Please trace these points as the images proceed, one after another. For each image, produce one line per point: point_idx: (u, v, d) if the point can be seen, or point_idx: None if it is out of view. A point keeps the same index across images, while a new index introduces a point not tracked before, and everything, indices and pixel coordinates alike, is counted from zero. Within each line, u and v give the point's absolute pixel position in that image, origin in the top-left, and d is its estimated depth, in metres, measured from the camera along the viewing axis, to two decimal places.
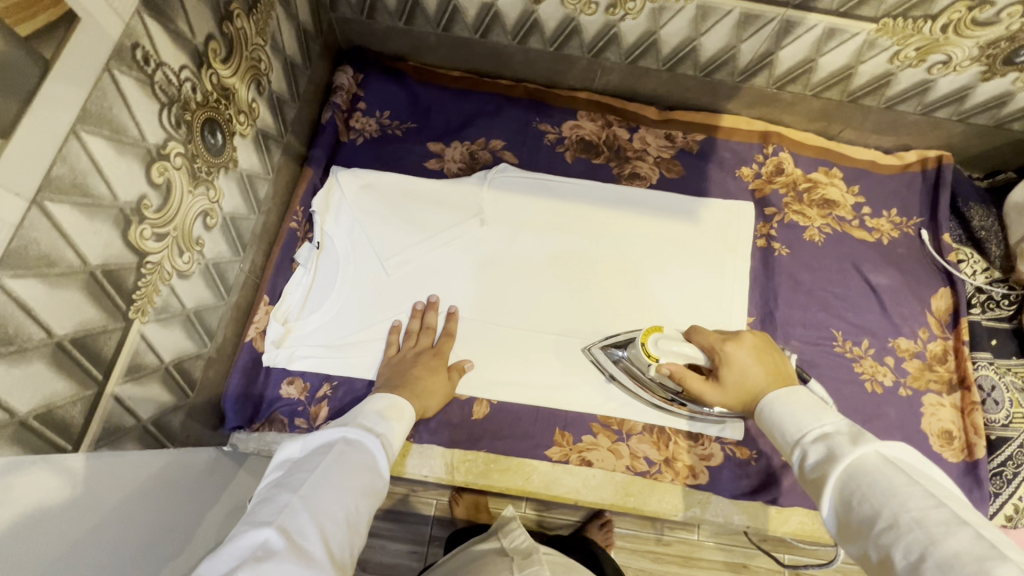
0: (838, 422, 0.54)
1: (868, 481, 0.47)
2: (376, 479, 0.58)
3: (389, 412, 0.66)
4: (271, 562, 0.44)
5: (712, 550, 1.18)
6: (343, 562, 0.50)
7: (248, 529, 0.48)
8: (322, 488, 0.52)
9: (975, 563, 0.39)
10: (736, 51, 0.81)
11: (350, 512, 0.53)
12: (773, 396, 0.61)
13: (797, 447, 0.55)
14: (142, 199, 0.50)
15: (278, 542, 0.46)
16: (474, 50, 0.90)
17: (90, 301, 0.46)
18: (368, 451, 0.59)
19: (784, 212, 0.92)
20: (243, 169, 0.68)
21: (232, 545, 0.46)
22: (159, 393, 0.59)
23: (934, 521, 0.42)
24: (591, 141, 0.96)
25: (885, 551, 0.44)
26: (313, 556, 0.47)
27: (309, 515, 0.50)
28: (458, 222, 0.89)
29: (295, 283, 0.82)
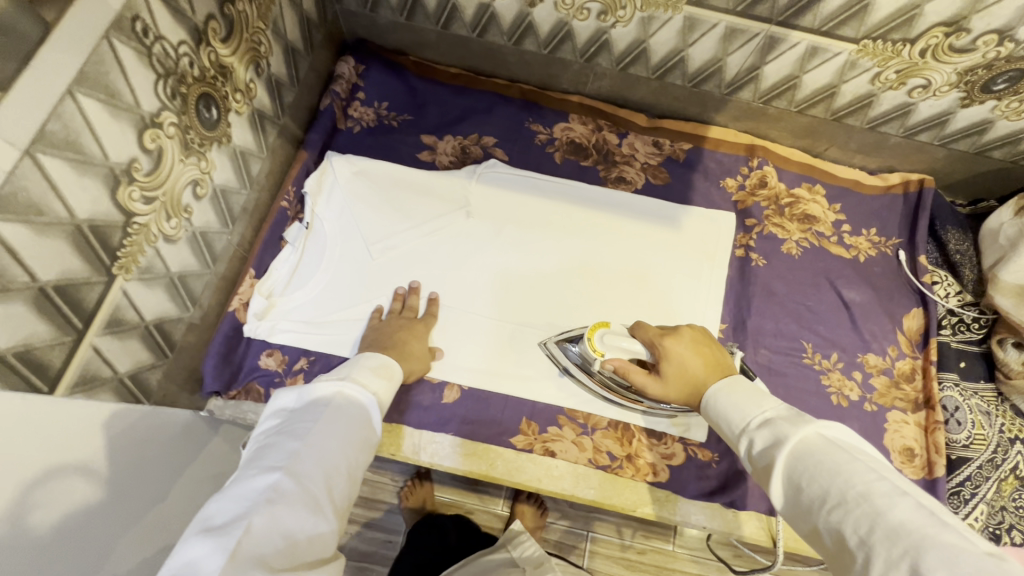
0: (777, 407, 0.58)
1: (816, 461, 0.51)
2: (370, 432, 0.62)
3: (380, 370, 0.70)
4: (281, 506, 0.50)
5: (683, 559, 1.19)
6: (340, 508, 0.57)
7: (257, 473, 0.53)
8: (324, 439, 0.57)
9: (918, 530, 0.43)
10: (723, 64, 0.84)
11: (349, 464, 0.58)
12: (716, 389, 0.65)
13: (744, 436, 0.58)
14: (133, 161, 0.53)
15: (286, 486, 0.52)
16: (472, 49, 0.94)
17: (75, 251, 0.49)
18: (364, 407, 0.63)
19: (765, 224, 0.94)
20: (237, 146, 0.71)
21: (243, 488, 0.51)
22: (139, 350, 0.62)
23: (879, 494, 0.46)
24: (581, 143, 0.99)
25: (838, 528, 0.47)
26: (317, 502, 0.53)
27: (313, 464, 0.55)
28: (445, 212, 0.92)
29: (283, 260, 0.85)
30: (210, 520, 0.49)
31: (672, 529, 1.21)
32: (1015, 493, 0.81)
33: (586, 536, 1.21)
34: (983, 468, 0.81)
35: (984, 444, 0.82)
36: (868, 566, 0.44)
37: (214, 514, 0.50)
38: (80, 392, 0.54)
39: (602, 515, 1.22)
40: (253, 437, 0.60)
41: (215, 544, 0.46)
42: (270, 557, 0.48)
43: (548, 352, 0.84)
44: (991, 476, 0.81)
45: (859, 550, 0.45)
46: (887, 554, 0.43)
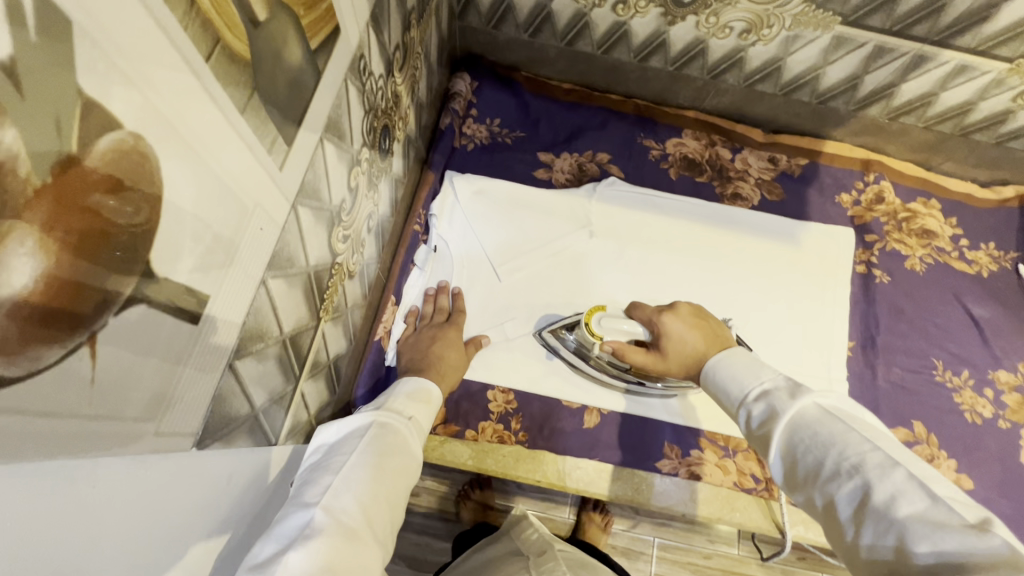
0: (777, 377, 0.53)
1: (810, 432, 0.46)
2: (410, 458, 0.57)
3: (417, 395, 0.65)
4: (319, 541, 0.44)
5: (758, 566, 1.20)
6: (384, 538, 0.50)
7: (293, 512, 0.48)
8: (359, 468, 0.52)
9: (899, 504, 0.38)
10: (860, 81, 0.83)
11: (389, 490, 0.52)
12: (712, 356, 0.60)
13: (740, 409, 0.54)
14: (342, 203, 0.52)
15: (323, 520, 0.46)
16: (591, 65, 0.92)
17: (304, 299, 0.47)
18: (401, 433, 0.58)
19: (886, 240, 0.94)
20: (394, 174, 0.69)
21: (280, 527, 0.46)
22: (322, 389, 0.60)
23: (871, 464, 0.42)
24: (694, 159, 0.97)
25: (828, 498, 0.43)
26: (357, 533, 0.47)
27: (349, 495, 0.49)
28: (568, 231, 0.90)
29: (414, 283, 0.84)
30: (247, 560, 0.44)
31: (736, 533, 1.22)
32: None
33: (653, 542, 1.22)
34: None
35: None
36: (857, 540, 0.40)
37: (254, 554, 0.45)
38: (288, 440, 0.53)
39: (670, 521, 1.22)
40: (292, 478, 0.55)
41: None
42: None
43: (546, 342, 0.83)
44: None
45: (850, 522, 0.41)
46: (872, 526, 0.39)
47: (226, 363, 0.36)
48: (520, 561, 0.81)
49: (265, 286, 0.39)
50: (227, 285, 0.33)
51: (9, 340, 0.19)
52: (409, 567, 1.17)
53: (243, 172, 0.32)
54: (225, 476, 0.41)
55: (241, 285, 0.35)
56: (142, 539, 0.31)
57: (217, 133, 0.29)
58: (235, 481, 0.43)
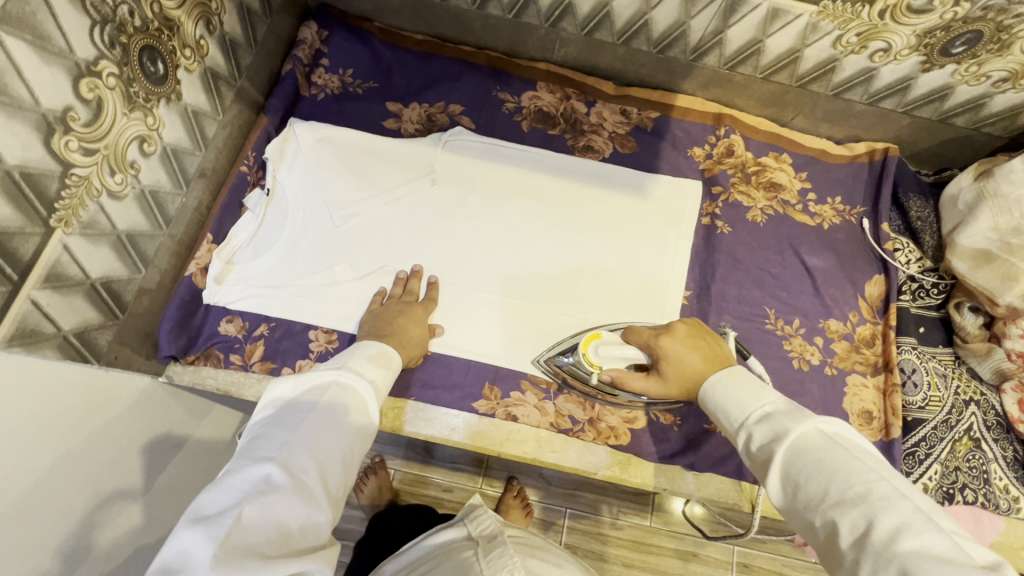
0: (777, 402, 0.58)
1: (813, 458, 0.51)
2: (367, 421, 0.60)
3: (378, 359, 0.67)
4: (275, 498, 0.48)
5: (639, 529, 1.21)
6: (336, 498, 0.55)
7: (249, 464, 0.51)
8: (317, 426, 0.55)
9: (902, 536, 0.43)
10: (686, 28, 0.83)
11: (345, 455, 0.56)
12: (714, 379, 0.65)
13: (741, 433, 0.59)
14: (68, 110, 0.52)
15: (279, 478, 0.50)
16: (437, 14, 0.93)
17: (4, 198, 0.48)
18: (361, 395, 0.61)
19: (730, 192, 0.94)
20: (187, 104, 0.70)
21: (234, 478, 0.49)
22: (82, 306, 0.60)
23: (876, 495, 0.46)
24: (548, 112, 0.98)
25: (831, 526, 0.47)
26: (311, 495, 0.51)
27: (307, 453, 0.53)
28: (409, 179, 0.91)
29: (242, 226, 0.84)
30: (194, 508, 0.47)
31: (651, 505, 1.22)
32: (969, 453, 0.82)
33: (564, 513, 1.22)
34: (938, 429, 0.82)
35: (939, 406, 0.83)
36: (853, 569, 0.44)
37: (204, 504, 0.48)
38: (22, 347, 0.53)
39: (581, 493, 1.23)
40: (248, 427, 0.57)
41: (202, 539, 0.44)
42: (262, 549, 0.46)
43: (544, 369, 0.82)
44: (945, 436, 0.82)
45: (850, 549, 0.45)
46: (869, 555, 0.43)
47: None
48: (471, 549, 0.77)
49: None
50: None
51: None
52: None
53: None
54: None
55: None
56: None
57: None
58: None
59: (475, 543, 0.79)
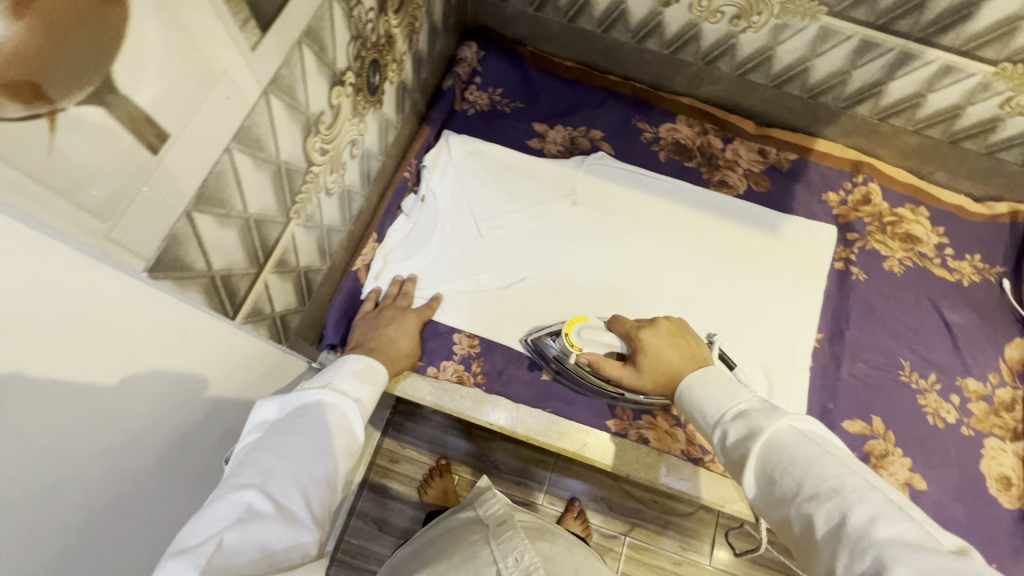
0: (752, 399, 0.57)
1: (788, 454, 0.50)
2: (351, 440, 0.61)
3: (363, 374, 0.68)
4: (257, 523, 0.48)
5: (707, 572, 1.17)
6: (321, 517, 0.55)
7: (228, 492, 0.51)
8: (300, 449, 0.56)
9: (873, 526, 0.42)
10: (848, 77, 0.85)
11: (329, 472, 0.57)
12: (691, 379, 0.63)
13: (712, 434, 0.57)
14: (321, 115, 0.57)
15: (261, 504, 0.50)
16: (593, 44, 0.97)
17: (272, 189, 0.53)
18: (344, 414, 0.62)
19: (867, 239, 0.95)
20: (384, 113, 0.75)
21: (214, 507, 0.49)
22: (289, 291, 0.65)
23: (849, 488, 0.46)
24: (686, 144, 1.00)
25: (807, 520, 0.47)
26: (295, 517, 0.51)
27: (289, 479, 0.53)
28: (553, 198, 0.94)
29: (398, 228, 0.89)
30: (182, 538, 0.47)
31: (708, 544, 1.18)
32: None
33: (623, 540, 1.19)
34: None
35: None
36: (831, 563, 0.44)
37: (187, 535, 0.47)
38: (249, 324, 0.58)
39: (642, 521, 1.20)
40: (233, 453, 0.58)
41: (186, 568, 0.44)
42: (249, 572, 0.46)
43: (531, 350, 0.84)
44: None
45: (827, 542, 0.45)
46: (843, 547, 0.43)
47: (184, 210, 0.41)
48: (477, 533, 0.78)
49: (229, 155, 0.44)
50: (187, 132, 0.39)
51: None
52: (375, 529, 1.18)
53: (214, 41, 0.38)
54: (178, 330, 0.46)
55: (198, 152, 0.40)
56: (55, 363, 0.35)
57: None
58: (108, 418, 0.42)
59: (484, 528, 0.79)
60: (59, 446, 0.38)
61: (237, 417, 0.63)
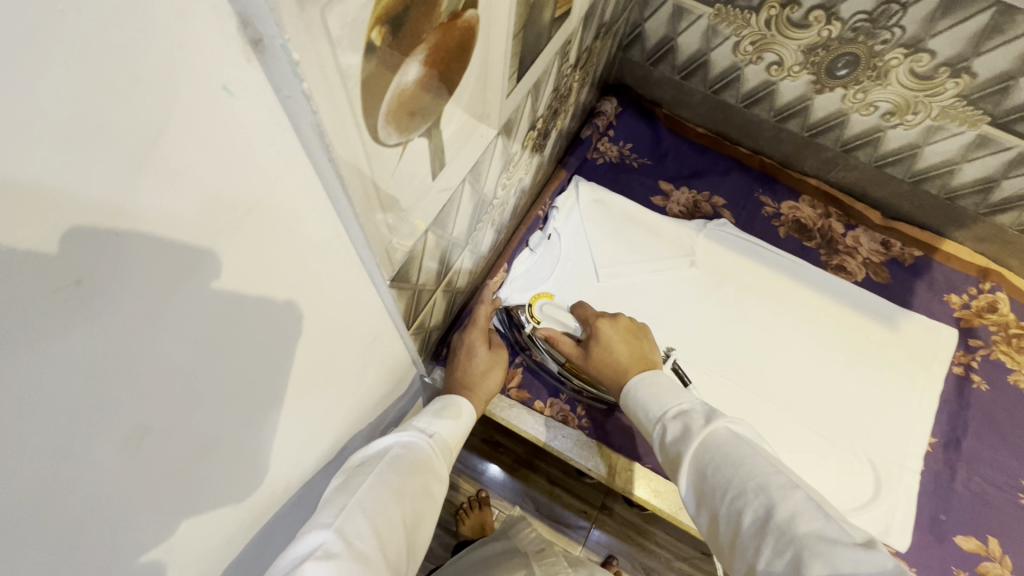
0: (695, 401, 0.57)
1: (720, 452, 0.50)
2: (431, 480, 0.56)
3: (444, 412, 0.65)
4: (329, 565, 0.43)
5: None
6: (394, 564, 0.49)
7: (306, 530, 0.46)
8: (377, 487, 0.51)
9: (790, 518, 0.43)
10: (995, 185, 0.85)
11: (409, 516, 0.52)
12: (636, 379, 0.63)
13: (655, 435, 0.57)
14: (515, 154, 0.62)
15: (336, 544, 0.44)
16: (730, 116, 1.01)
17: (469, 218, 0.57)
18: (424, 453, 0.58)
19: (992, 349, 0.92)
20: (543, 157, 0.80)
21: (294, 545, 0.45)
22: (441, 310, 0.69)
23: (775, 484, 0.46)
24: (806, 225, 1.00)
25: (734, 518, 0.46)
26: (370, 560, 0.45)
27: (364, 518, 0.48)
28: (671, 256, 0.96)
29: (522, 261, 0.92)
30: None
31: None
32: None
33: None
34: None
35: None
36: (752, 560, 0.44)
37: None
38: (413, 336, 0.61)
39: None
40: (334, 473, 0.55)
41: None
42: None
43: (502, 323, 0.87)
44: None
45: (752, 538, 0.44)
46: (760, 539, 0.43)
47: (425, 231, 0.45)
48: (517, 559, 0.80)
49: (463, 186, 0.49)
50: (454, 162, 0.43)
51: (391, 112, 0.29)
52: None
53: (494, 88, 0.43)
54: (377, 332, 0.49)
55: (452, 180, 0.45)
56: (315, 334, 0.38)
57: (498, 48, 0.39)
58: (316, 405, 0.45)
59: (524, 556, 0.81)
60: (291, 422, 0.43)
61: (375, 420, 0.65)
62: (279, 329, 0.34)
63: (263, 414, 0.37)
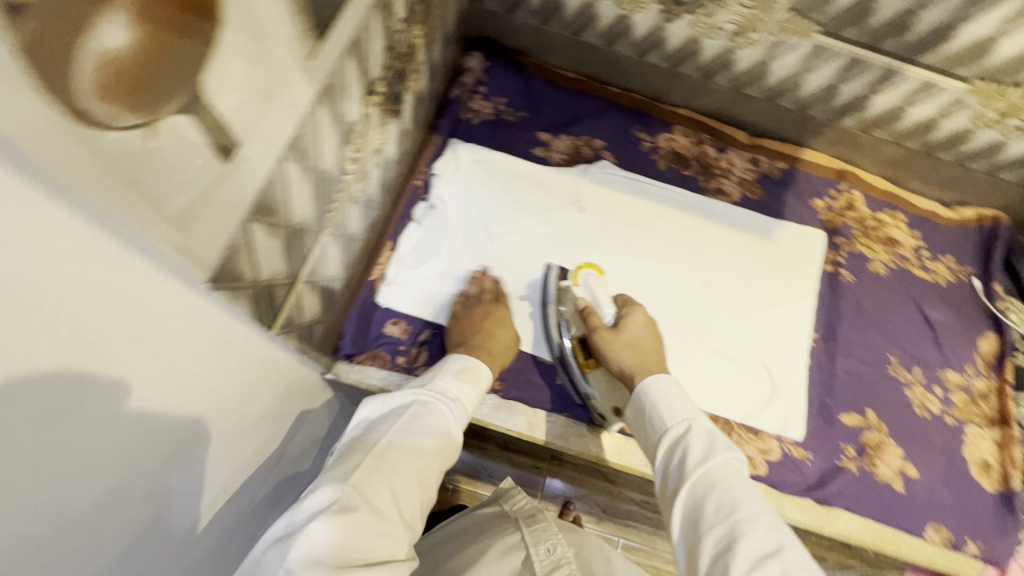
0: (711, 427, 0.60)
1: (735, 478, 0.53)
2: (448, 440, 0.61)
3: (465, 375, 0.68)
4: (348, 514, 0.48)
5: None
6: (411, 515, 0.53)
7: (327, 479, 0.51)
8: (392, 446, 0.55)
9: (779, 552, 0.47)
10: (837, 91, 0.91)
11: (420, 471, 0.55)
12: (665, 381, 0.65)
13: (675, 436, 0.59)
14: (355, 123, 0.58)
15: (355, 495, 0.49)
16: (594, 58, 1.01)
17: (313, 199, 0.53)
18: (441, 415, 0.62)
19: (853, 243, 1.01)
20: (405, 121, 0.76)
21: (317, 493, 0.50)
22: (316, 303, 0.65)
23: (773, 519, 0.50)
24: (683, 154, 1.03)
25: (724, 530, 0.50)
26: (383, 512, 0.50)
27: (381, 474, 0.52)
28: (558, 206, 0.96)
29: (409, 236, 0.89)
30: (288, 523, 0.48)
31: None
32: None
33: (618, 542, 1.18)
34: None
35: None
36: (728, 569, 0.47)
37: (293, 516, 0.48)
38: (282, 335, 0.57)
39: (634, 522, 1.19)
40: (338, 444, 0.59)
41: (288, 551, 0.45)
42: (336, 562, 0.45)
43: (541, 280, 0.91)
44: None
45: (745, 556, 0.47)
46: (750, 556, 0.47)
47: (241, 221, 0.41)
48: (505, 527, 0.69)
49: (284, 165, 0.44)
50: (256, 139, 0.39)
51: (107, 88, 0.25)
52: None
53: (285, 52, 0.39)
54: (224, 341, 0.45)
55: (262, 159, 0.41)
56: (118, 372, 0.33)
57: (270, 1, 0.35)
58: (160, 442, 0.40)
59: (513, 521, 0.71)
60: (128, 471, 0.37)
61: (266, 432, 0.61)
62: (50, 392, 0.28)
63: (70, 483, 0.32)
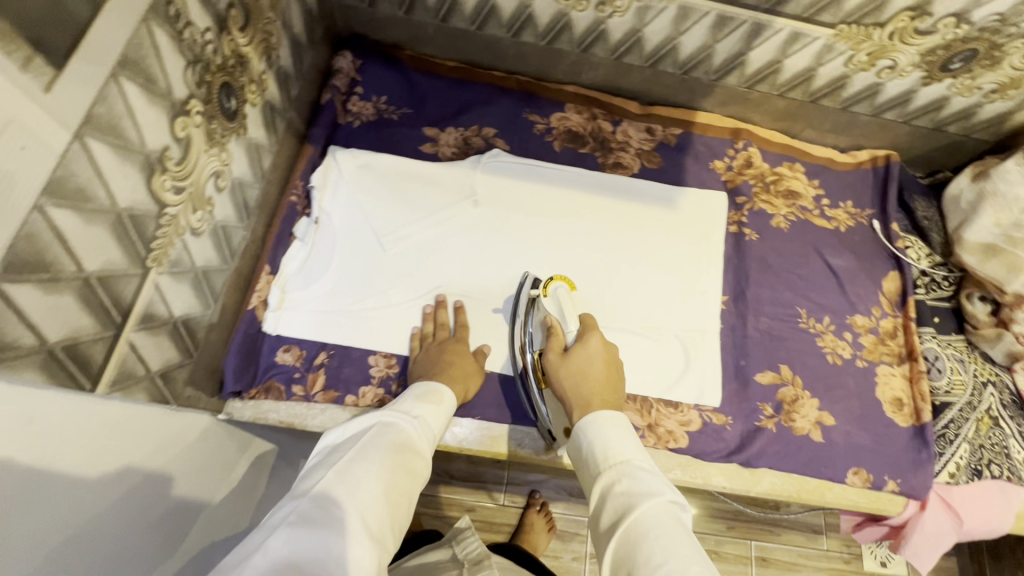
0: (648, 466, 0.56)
1: (665, 526, 0.49)
2: (416, 459, 0.57)
3: (428, 396, 0.66)
4: (304, 529, 0.45)
5: None
6: (380, 534, 0.50)
7: (288, 499, 0.49)
8: (353, 464, 0.52)
9: None
10: (712, 50, 0.90)
11: (389, 488, 0.52)
12: (603, 417, 0.60)
13: (607, 483, 0.55)
14: (164, 151, 0.53)
15: (312, 509, 0.47)
16: (469, 43, 0.97)
17: (114, 240, 0.49)
18: (405, 432, 0.59)
19: (754, 201, 1.00)
20: (251, 139, 0.72)
21: (275, 514, 0.47)
22: (166, 346, 0.62)
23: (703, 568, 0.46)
24: (578, 132, 1.01)
25: None
26: (343, 526, 0.47)
27: (342, 489, 0.50)
28: (452, 202, 0.92)
29: (292, 255, 0.84)
30: (244, 548, 0.45)
31: None
32: (991, 431, 0.89)
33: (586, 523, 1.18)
34: (964, 410, 0.89)
35: (962, 389, 0.90)
36: None
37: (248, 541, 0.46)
38: (117, 389, 0.54)
39: None
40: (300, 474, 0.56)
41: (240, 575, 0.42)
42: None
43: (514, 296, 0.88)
44: (970, 416, 0.89)
45: None
46: None
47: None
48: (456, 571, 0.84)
49: (41, 212, 0.40)
50: None
51: None
52: None
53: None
54: (21, 416, 0.41)
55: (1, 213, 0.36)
56: None
57: None
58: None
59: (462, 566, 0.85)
60: None
61: (142, 493, 0.57)
62: None
63: None
